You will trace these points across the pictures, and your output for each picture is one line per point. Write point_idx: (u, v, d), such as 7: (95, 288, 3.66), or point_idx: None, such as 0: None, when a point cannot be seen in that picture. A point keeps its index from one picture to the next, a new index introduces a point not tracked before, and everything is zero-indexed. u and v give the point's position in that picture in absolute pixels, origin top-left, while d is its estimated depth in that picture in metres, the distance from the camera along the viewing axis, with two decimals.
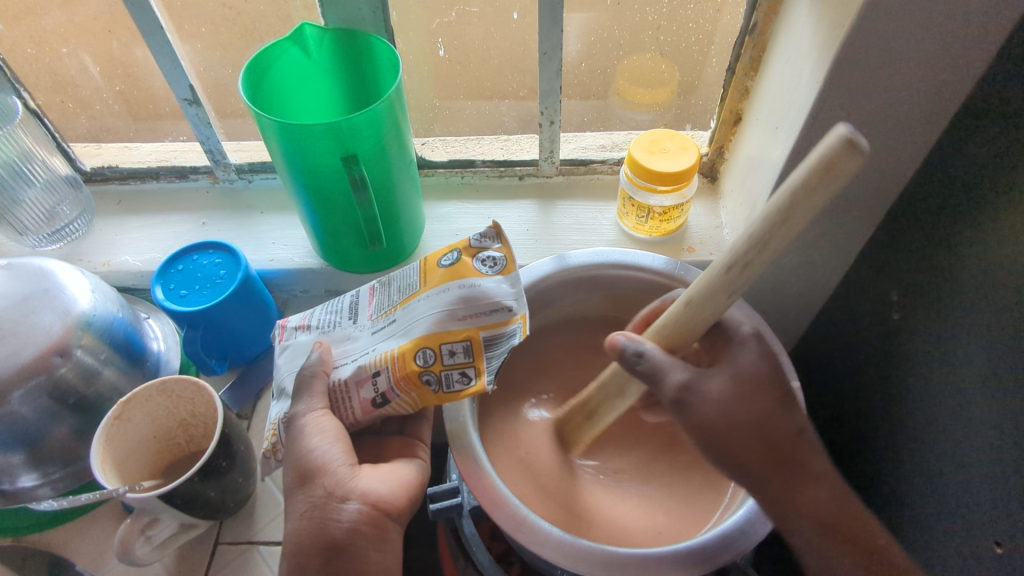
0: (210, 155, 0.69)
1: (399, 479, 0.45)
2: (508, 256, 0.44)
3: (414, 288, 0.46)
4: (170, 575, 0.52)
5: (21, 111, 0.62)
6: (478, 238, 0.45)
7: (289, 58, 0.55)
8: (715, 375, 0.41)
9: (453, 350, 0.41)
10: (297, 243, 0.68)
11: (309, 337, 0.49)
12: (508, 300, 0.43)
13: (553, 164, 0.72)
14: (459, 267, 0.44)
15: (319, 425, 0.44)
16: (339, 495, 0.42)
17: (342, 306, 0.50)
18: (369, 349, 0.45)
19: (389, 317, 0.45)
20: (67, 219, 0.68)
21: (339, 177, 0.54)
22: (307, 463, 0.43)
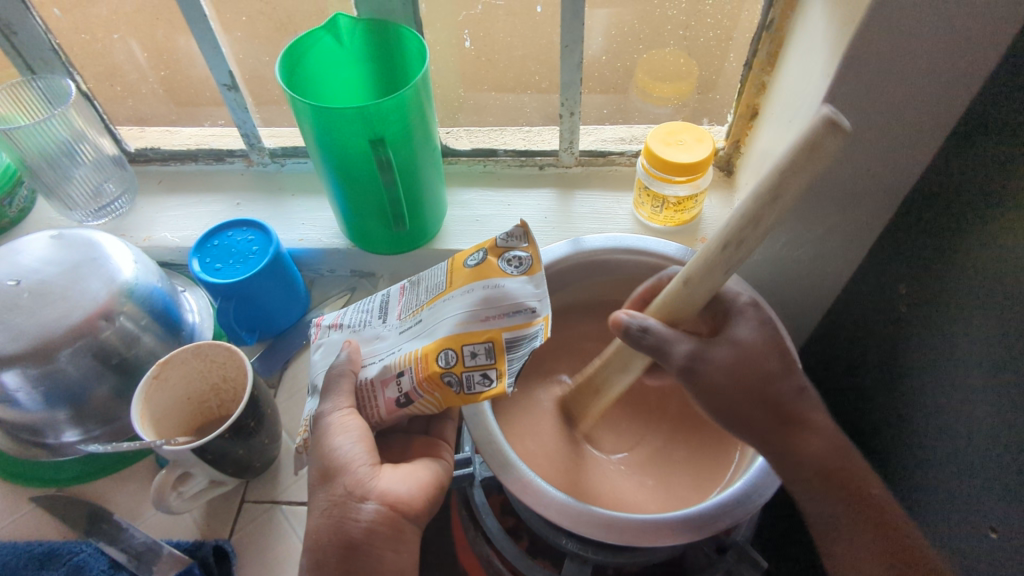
0: (245, 139, 0.72)
1: (417, 480, 0.48)
2: (533, 256, 0.46)
3: (441, 288, 0.48)
4: (198, 527, 0.56)
5: (73, 93, 0.65)
6: (505, 238, 0.47)
7: (323, 46, 0.58)
8: (717, 347, 0.44)
9: (474, 352, 0.43)
10: (325, 224, 0.71)
11: (341, 336, 0.52)
12: (532, 302, 0.44)
13: (572, 155, 0.74)
14: (485, 267, 0.46)
15: (344, 424, 0.47)
16: (359, 495, 0.45)
17: (373, 306, 0.53)
18: (396, 348, 0.47)
19: (416, 317, 0.48)
20: (111, 196, 0.73)
21: (366, 158, 0.57)
22: (330, 461, 0.45)
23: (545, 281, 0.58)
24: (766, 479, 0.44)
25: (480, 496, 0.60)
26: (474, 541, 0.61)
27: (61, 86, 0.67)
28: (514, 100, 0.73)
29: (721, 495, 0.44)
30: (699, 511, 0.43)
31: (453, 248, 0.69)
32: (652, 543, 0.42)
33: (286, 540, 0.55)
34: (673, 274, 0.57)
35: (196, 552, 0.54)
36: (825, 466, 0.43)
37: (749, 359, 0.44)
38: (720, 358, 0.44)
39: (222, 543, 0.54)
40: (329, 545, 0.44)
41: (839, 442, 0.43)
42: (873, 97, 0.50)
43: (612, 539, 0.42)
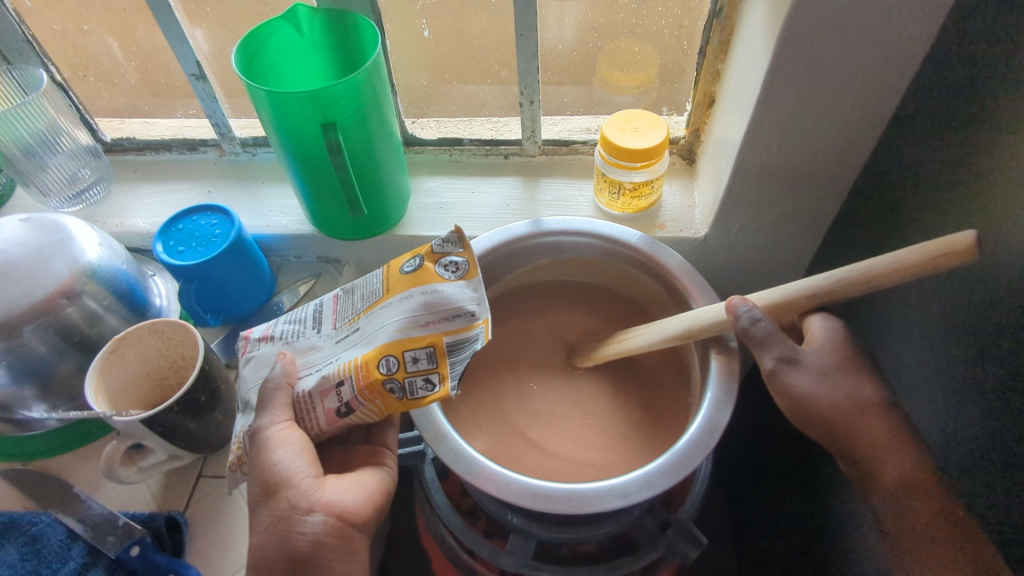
0: (216, 129, 0.74)
1: (363, 489, 0.49)
2: (468, 260, 0.47)
3: (378, 296, 0.49)
4: (156, 500, 0.57)
5: (45, 81, 0.67)
6: (441, 244, 0.48)
7: (282, 35, 0.60)
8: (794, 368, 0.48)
9: (415, 358, 0.44)
10: (292, 210, 0.73)
11: (273, 349, 0.52)
12: (470, 305, 0.45)
13: (535, 144, 0.75)
14: (422, 273, 0.47)
15: (283, 437, 0.47)
16: (303, 507, 0.45)
17: (306, 317, 0.54)
18: (334, 358, 0.48)
19: (353, 325, 0.49)
20: (87, 183, 0.75)
21: (317, 143, 0.59)
22: (272, 477, 0.46)
23: (496, 263, 0.58)
24: (695, 452, 0.45)
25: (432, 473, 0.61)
26: (432, 521, 0.63)
27: (34, 76, 0.68)
28: (476, 90, 0.74)
29: (645, 468, 0.44)
30: (625, 480, 0.44)
31: (415, 233, 0.71)
32: (578, 510, 0.43)
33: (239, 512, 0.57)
34: (624, 255, 0.57)
35: (149, 523, 0.54)
36: (902, 481, 0.45)
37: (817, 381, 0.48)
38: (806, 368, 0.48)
39: (176, 514, 0.55)
40: (268, 506, 0.46)
41: (918, 464, 0.45)
42: (810, 77, 0.52)
43: (538, 506, 0.43)
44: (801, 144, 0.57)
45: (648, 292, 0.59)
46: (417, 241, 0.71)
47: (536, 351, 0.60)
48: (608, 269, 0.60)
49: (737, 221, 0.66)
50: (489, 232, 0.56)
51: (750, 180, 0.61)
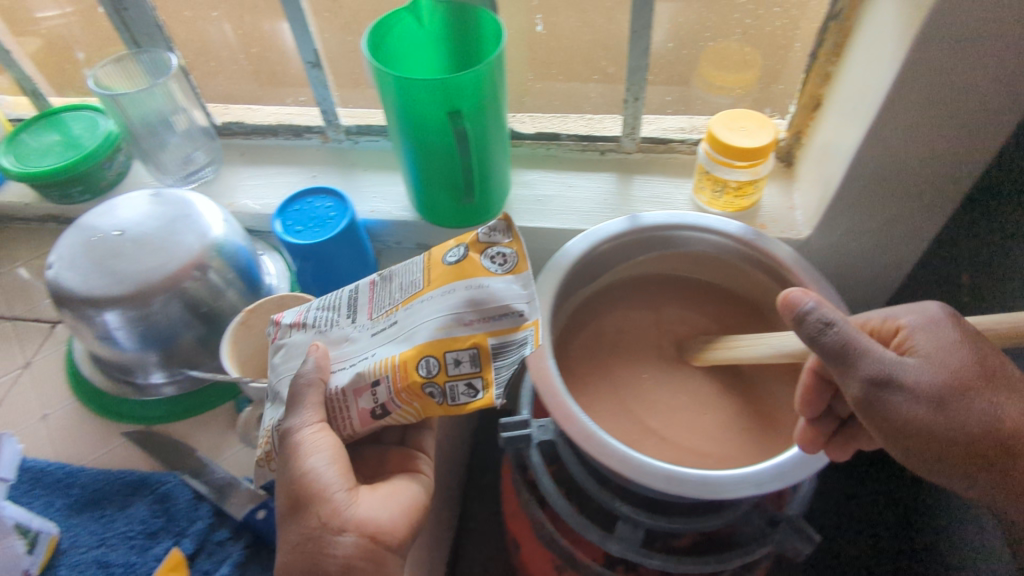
0: (324, 116, 0.77)
1: (394, 506, 0.50)
2: (517, 253, 0.47)
3: (417, 287, 0.50)
4: None
5: (174, 65, 0.70)
6: (489, 233, 0.49)
7: (403, 26, 0.62)
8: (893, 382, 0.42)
9: (458, 360, 0.45)
10: (395, 197, 0.75)
11: (305, 336, 0.53)
12: (519, 304, 0.45)
13: (634, 141, 0.76)
14: (464, 265, 0.48)
15: (316, 443, 0.48)
16: (337, 527, 0.46)
17: (340, 305, 0.54)
18: (369, 352, 0.49)
19: (391, 318, 0.49)
20: (199, 164, 0.77)
21: (444, 130, 0.60)
22: (302, 489, 0.46)
23: (607, 257, 0.60)
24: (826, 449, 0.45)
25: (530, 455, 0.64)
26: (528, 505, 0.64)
27: (165, 61, 0.71)
28: (579, 86, 0.74)
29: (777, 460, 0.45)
30: (758, 469, 0.44)
31: (515, 224, 0.72)
32: (713, 495, 0.44)
33: None
34: (739, 253, 0.58)
35: (270, 490, 0.57)
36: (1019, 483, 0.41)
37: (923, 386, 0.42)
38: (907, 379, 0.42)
39: None
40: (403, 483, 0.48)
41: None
42: (943, 81, 0.52)
43: (672, 489, 0.44)
44: (921, 149, 0.57)
45: (759, 289, 0.59)
46: (517, 231, 0.73)
47: (646, 342, 0.60)
48: (719, 265, 0.61)
49: (842, 225, 0.66)
50: (592, 228, 0.57)
51: (863, 184, 0.61)
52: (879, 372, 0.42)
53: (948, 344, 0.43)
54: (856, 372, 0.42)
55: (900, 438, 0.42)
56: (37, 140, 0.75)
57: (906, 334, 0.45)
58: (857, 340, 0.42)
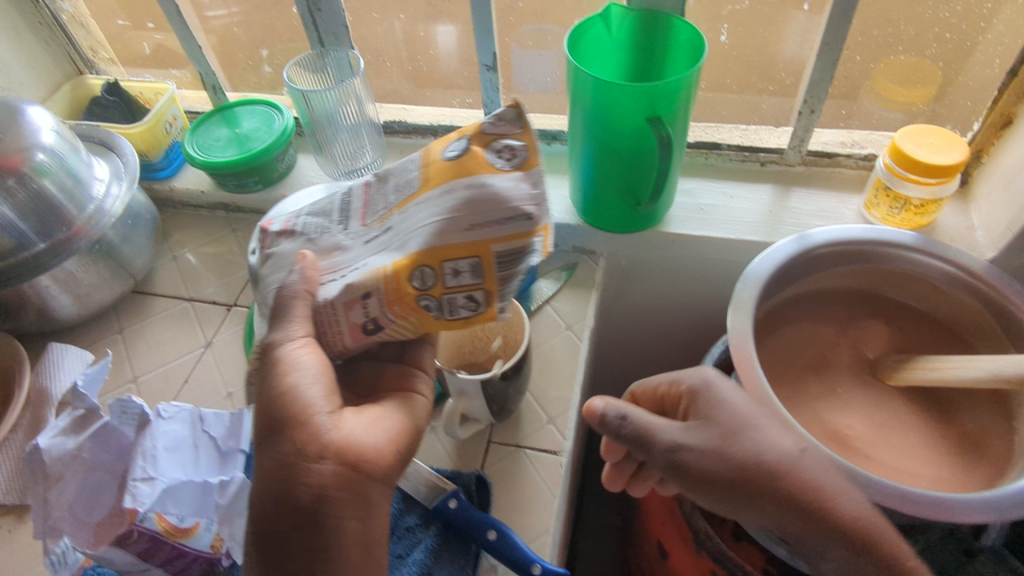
0: (488, 118, 0.79)
1: (379, 429, 0.48)
2: (526, 147, 0.43)
3: (412, 187, 0.46)
4: (452, 460, 0.60)
5: (362, 65, 0.73)
6: (495, 123, 0.44)
7: (593, 33, 0.63)
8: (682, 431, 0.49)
9: (457, 270, 0.44)
10: (556, 200, 0.76)
11: (296, 244, 0.51)
12: (527, 207, 0.42)
13: (799, 153, 0.75)
14: (464, 161, 0.44)
15: (298, 361, 0.47)
16: (313, 452, 0.44)
17: (332, 210, 0.51)
18: (362, 261, 0.47)
19: (384, 224, 0.47)
20: (367, 159, 0.80)
21: (644, 138, 0.61)
22: (296, 409, 0.45)
23: (787, 279, 0.59)
24: None
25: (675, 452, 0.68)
26: (691, 516, 0.66)
27: (351, 60, 0.75)
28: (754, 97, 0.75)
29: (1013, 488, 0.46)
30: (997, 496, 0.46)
31: (680, 232, 0.72)
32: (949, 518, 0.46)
33: (535, 481, 0.58)
34: (942, 271, 0.56)
35: (455, 479, 0.57)
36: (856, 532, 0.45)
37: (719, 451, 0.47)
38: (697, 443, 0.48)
39: (482, 473, 0.58)
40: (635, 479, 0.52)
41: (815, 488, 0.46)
42: None
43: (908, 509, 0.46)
44: None
45: (953, 308, 0.58)
46: (680, 239, 0.72)
47: (835, 358, 0.59)
48: (909, 284, 0.59)
49: None
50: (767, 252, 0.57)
51: None
52: (670, 444, 0.48)
53: (718, 405, 0.50)
54: (655, 449, 0.49)
55: (699, 492, 0.47)
56: (209, 133, 0.79)
57: (687, 402, 0.52)
58: (645, 427, 0.49)
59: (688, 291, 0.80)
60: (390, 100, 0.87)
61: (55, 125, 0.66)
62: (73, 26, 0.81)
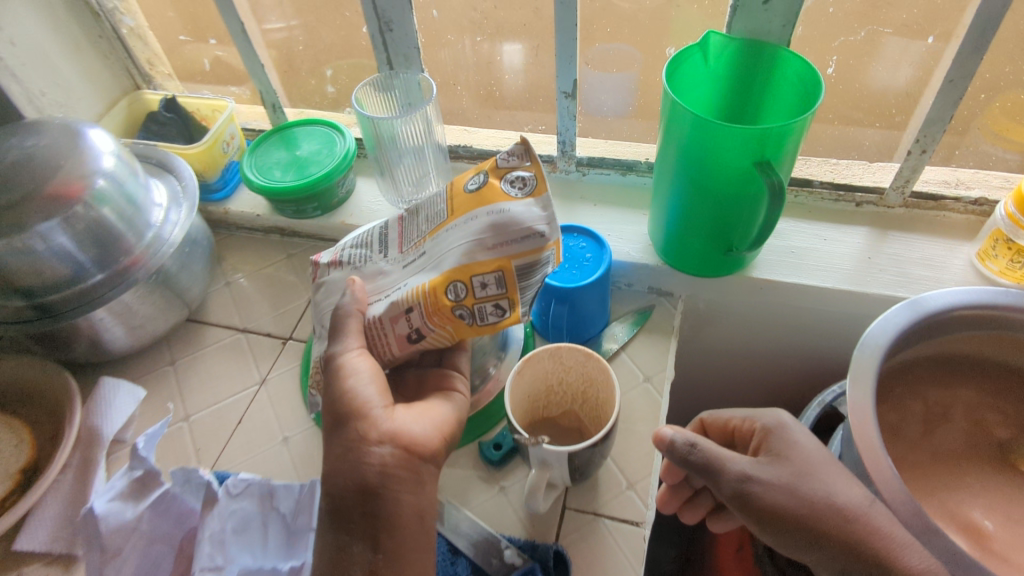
0: (561, 146, 0.74)
1: (433, 420, 0.43)
2: (537, 175, 0.41)
3: (442, 217, 0.43)
4: (524, 527, 0.55)
5: (433, 87, 0.69)
6: (505, 158, 0.42)
7: (690, 64, 0.57)
8: (766, 467, 0.48)
9: (484, 283, 0.40)
10: (633, 237, 0.71)
11: (342, 274, 0.48)
12: (539, 225, 0.39)
13: (901, 195, 0.68)
14: (485, 191, 0.41)
15: (354, 366, 0.42)
16: (373, 438, 0.40)
17: (372, 239, 0.48)
18: (402, 284, 0.44)
19: (419, 248, 0.44)
20: (432, 185, 0.76)
21: (750, 182, 0.55)
22: (342, 405, 0.41)
23: (905, 347, 0.54)
24: None
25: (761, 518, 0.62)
26: None
27: (421, 83, 0.71)
28: (856, 132, 0.69)
29: None
30: None
31: (770, 279, 0.66)
32: None
33: (616, 556, 0.53)
34: None
35: (530, 552, 0.53)
36: None
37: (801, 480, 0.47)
38: (768, 479, 0.47)
39: (561, 548, 0.53)
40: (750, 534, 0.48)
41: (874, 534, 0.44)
42: None
43: None
44: None
45: None
46: (770, 286, 0.66)
47: None
48: None
49: None
50: (875, 323, 0.51)
51: None
52: (740, 474, 0.47)
53: (794, 446, 0.49)
54: (724, 478, 0.47)
55: (770, 529, 0.46)
56: (267, 155, 0.75)
57: (759, 438, 0.51)
58: (715, 454, 0.48)
59: (769, 338, 0.74)
60: (454, 121, 0.83)
61: (114, 149, 0.63)
62: (133, 39, 0.78)
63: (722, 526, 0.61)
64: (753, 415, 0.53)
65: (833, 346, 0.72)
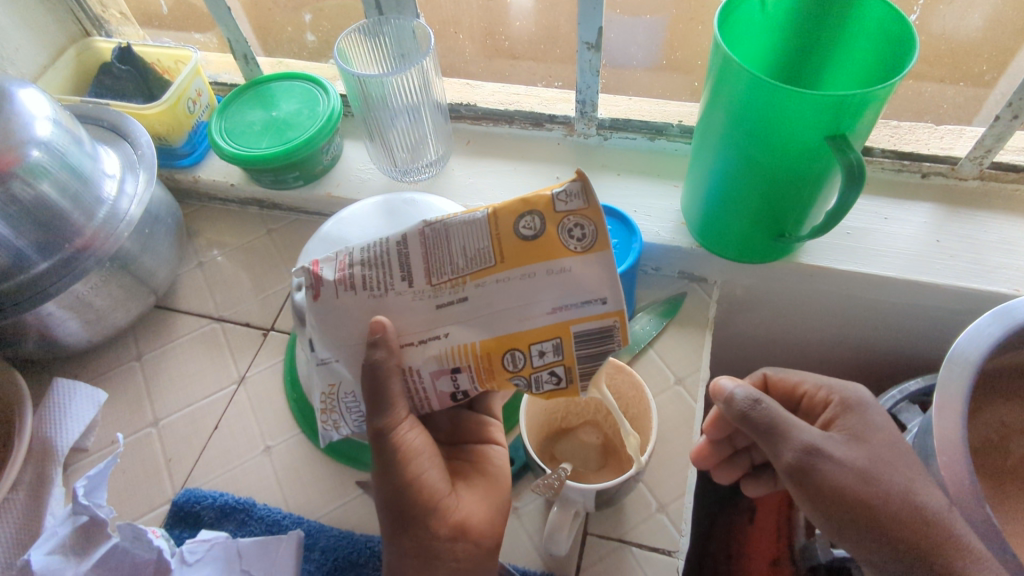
0: (580, 106, 0.63)
1: (493, 497, 0.41)
2: (601, 224, 0.32)
3: (485, 259, 0.33)
4: (540, 558, 0.48)
5: (432, 37, 0.58)
6: (562, 195, 0.32)
7: (745, 10, 0.47)
8: (840, 444, 0.42)
9: (542, 350, 0.33)
10: (662, 214, 0.61)
11: (355, 301, 0.35)
12: (606, 292, 0.32)
13: (978, 166, 0.58)
14: (541, 240, 0.32)
15: (411, 445, 0.37)
16: (444, 533, 0.37)
17: (389, 255, 0.35)
18: (436, 330, 0.34)
19: (459, 292, 0.33)
20: (430, 150, 0.66)
21: (817, 158, 0.45)
22: (410, 498, 0.37)
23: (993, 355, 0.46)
24: None
25: (805, 540, 0.57)
26: None
27: (415, 30, 0.60)
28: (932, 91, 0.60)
29: None
30: None
31: (821, 265, 0.57)
32: None
33: None
34: None
35: None
36: None
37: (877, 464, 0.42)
38: (841, 456, 0.41)
39: None
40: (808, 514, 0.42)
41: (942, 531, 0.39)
42: None
43: None
44: None
45: None
46: (821, 273, 0.58)
47: None
48: None
49: None
50: (963, 337, 0.44)
51: None
52: (810, 444, 0.41)
53: (874, 427, 0.44)
54: (791, 443, 0.41)
55: (830, 509, 0.40)
56: (241, 115, 0.65)
57: (833, 412, 0.46)
58: (783, 416, 0.42)
59: (811, 326, 0.66)
60: (455, 75, 0.72)
61: (52, 112, 0.53)
62: None
63: (756, 490, 0.56)
64: (831, 385, 0.47)
65: (883, 336, 0.64)
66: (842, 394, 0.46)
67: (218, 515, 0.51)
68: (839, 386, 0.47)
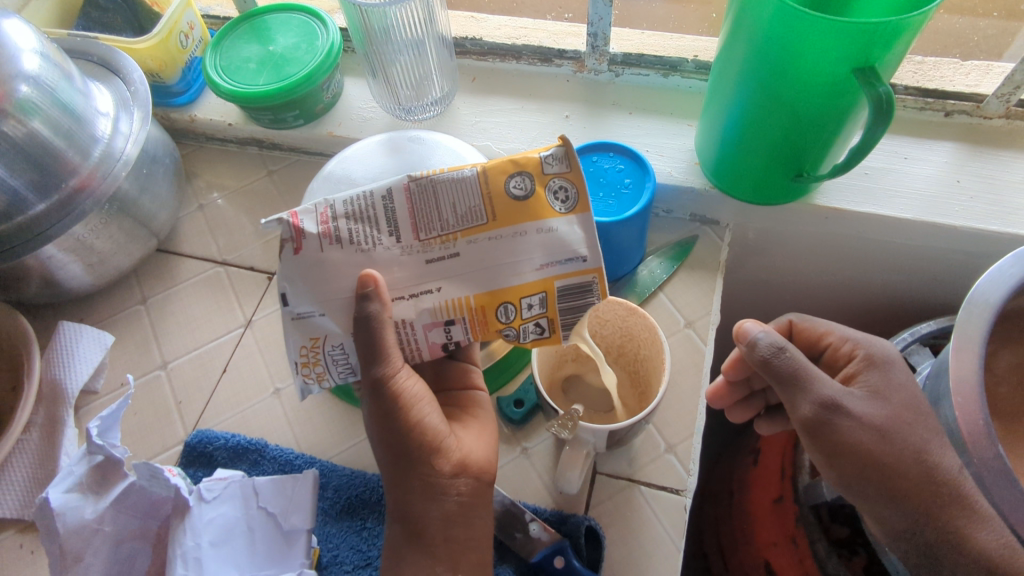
0: (591, 39, 0.60)
1: (489, 441, 0.41)
2: (583, 187, 0.33)
3: (476, 216, 0.33)
4: (551, 496, 0.49)
5: None
6: (544, 159, 0.33)
7: None
8: (859, 397, 0.44)
9: (531, 304, 0.34)
10: (675, 153, 0.60)
11: (342, 256, 0.34)
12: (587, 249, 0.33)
13: (1004, 104, 0.56)
14: (530, 202, 0.33)
15: (409, 390, 0.37)
16: (448, 471, 0.37)
17: (374, 209, 0.34)
18: (427, 286, 0.34)
19: (450, 247, 0.33)
20: (434, 89, 0.63)
21: (842, 92, 0.43)
22: (414, 440, 0.37)
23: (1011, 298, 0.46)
24: None
25: (809, 480, 0.58)
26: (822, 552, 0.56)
27: None
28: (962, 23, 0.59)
29: None
30: None
31: (838, 207, 0.56)
32: None
33: (653, 528, 0.47)
34: None
35: (560, 526, 0.47)
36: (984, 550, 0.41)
37: (892, 418, 0.43)
38: (860, 410, 0.43)
39: (594, 523, 0.47)
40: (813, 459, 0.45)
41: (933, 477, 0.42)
42: None
43: None
44: None
45: None
46: (837, 215, 0.56)
47: None
48: None
49: None
50: (984, 280, 0.44)
51: None
52: (831, 398, 0.42)
53: (896, 384, 0.45)
54: (814, 395, 0.42)
55: (839, 457, 0.43)
56: (237, 51, 0.62)
57: (856, 367, 0.46)
58: (808, 368, 0.42)
59: (821, 270, 0.65)
60: (460, 8, 0.68)
61: (38, 45, 0.50)
62: None
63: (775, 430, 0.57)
64: (857, 339, 0.47)
65: (895, 279, 0.64)
66: (869, 346, 0.47)
67: (230, 456, 0.52)
68: (863, 339, 0.47)
